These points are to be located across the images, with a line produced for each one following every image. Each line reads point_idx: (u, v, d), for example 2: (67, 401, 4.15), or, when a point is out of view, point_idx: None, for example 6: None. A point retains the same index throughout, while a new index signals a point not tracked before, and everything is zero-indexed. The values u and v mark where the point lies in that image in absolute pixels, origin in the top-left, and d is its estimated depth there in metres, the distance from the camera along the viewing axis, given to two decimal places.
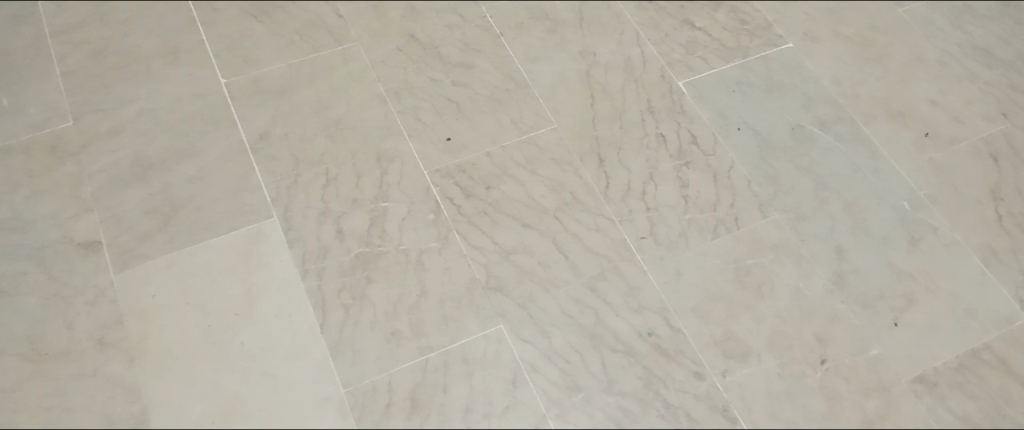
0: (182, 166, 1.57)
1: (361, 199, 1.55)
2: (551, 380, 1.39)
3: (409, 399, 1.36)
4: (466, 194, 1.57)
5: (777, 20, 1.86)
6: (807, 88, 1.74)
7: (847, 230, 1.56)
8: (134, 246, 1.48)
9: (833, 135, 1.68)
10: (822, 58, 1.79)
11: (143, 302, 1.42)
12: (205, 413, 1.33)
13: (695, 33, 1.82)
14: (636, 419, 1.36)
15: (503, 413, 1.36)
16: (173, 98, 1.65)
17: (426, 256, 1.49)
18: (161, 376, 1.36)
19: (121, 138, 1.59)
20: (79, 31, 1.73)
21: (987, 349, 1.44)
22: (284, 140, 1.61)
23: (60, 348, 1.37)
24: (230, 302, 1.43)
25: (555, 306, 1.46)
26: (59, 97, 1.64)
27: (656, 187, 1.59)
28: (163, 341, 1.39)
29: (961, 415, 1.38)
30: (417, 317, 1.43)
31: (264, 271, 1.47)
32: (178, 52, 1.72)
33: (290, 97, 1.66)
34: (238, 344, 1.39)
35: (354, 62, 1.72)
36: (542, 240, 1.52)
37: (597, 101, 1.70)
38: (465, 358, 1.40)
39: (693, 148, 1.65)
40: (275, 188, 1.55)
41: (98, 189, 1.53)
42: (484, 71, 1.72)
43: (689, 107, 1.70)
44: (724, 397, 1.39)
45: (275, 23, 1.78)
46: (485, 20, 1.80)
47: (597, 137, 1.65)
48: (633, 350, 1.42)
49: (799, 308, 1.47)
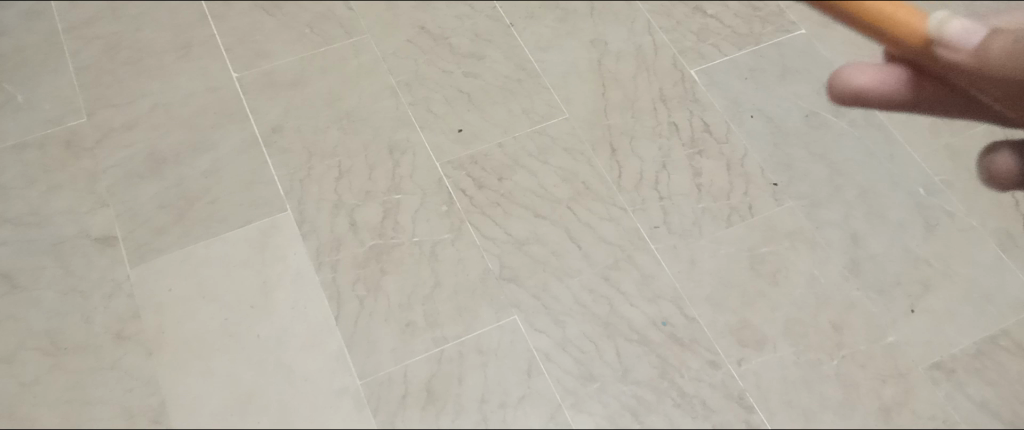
0: (197, 160, 1.58)
1: (374, 190, 1.55)
2: (565, 370, 1.39)
3: (425, 390, 1.36)
4: (479, 185, 1.56)
5: (790, 6, 1.84)
6: (821, 74, 1.73)
7: (863, 217, 1.55)
8: (150, 241, 1.49)
9: (847, 121, 1.66)
10: (836, 44, 1.78)
11: (160, 296, 1.44)
12: (221, 404, 1.35)
13: (707, 20, 1.81)
14: (651, 407, 1.36)
15: (518, 403, 1.36)
16: (186, 93, 1.66)
17: (440, 248, 1.49)
18: (178, 368, 1.37)
19: (136, 133, 1.60)
20: (92, 27, 1.73)
21: (1004, 335, 1.43)
22: (296, 133, 1.61)
23: (77, 342, 1.39)
24: (246, 295, 1.44)
25: (568, 295, 1.46)
26: (73, 93, 1.64)
27: (669, 176, 1.59)
28: (180, 333, 1.40)
29: (979, 401, 1.37)
30: (432, 307, 1.44)
31: (279, 263, 1.48)
32: (190, 46, 1.73)
33: (302, 90, 1.67)
34: (255, 336, 1.41)
35: (365, 54, 1.72)
36: (555, 230, 1.52)
37: (609, 90, 1.69)
38: (480, 348, 1.40)
39: (707, 136, 1.64)
40: (289, 181, 1.56)
41: (114, 185, 1.54)
42: (495, 61, 1.72)
43: (702, 95, 1.69)
44: (739, 385, 1.38)
45: (285, 16, 1.78)
46: (496, 10, 1.79)
47: (609, 126, 1.64)
48: (647, 340, 1.42)
49: (815, 296, 1.46)
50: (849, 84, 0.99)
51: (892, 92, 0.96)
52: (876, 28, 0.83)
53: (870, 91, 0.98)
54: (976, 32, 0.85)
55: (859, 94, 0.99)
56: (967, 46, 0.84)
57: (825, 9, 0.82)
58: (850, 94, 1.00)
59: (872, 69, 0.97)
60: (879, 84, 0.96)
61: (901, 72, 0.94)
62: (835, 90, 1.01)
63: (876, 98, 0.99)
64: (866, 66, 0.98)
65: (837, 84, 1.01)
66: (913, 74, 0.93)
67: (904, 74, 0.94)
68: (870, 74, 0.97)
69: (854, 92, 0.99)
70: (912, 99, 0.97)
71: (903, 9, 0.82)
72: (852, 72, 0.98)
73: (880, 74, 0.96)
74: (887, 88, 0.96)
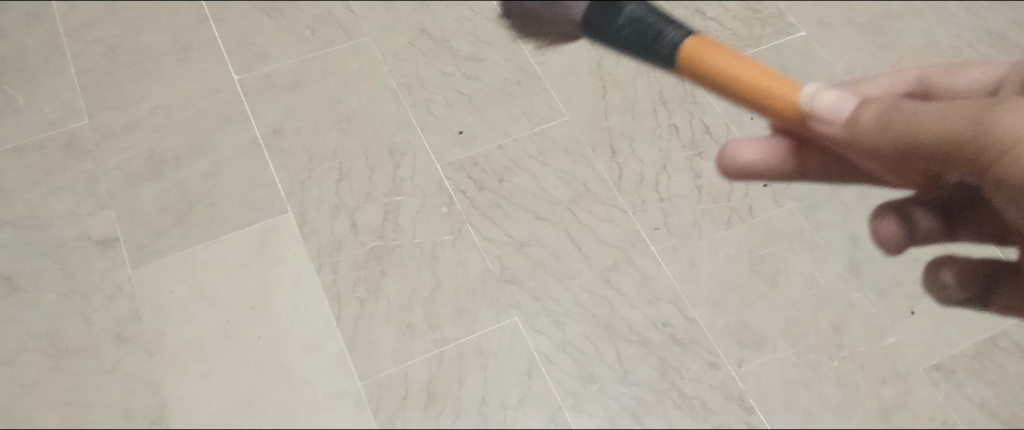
0: (197, 162, 1.58)
1: (374, 192, 1.55)
2: (565, 371, 1.39)
3: (425, 391, 1.37)
4: (479, 186, 1.57)
5: (789, 9, 1.84)
6: (820, 76, 1.73)
7: (861, 219, 1.56)
8: (150, 243, 1.49)
9: None
10: (834, 46, 1.78)
11: (161, 297, 1.44)
12: (221, 407, 1.35)
13: (706, 23, 1.81)
14: (651, 408, 1.37)
15: (518, 405, 1.37)
16: (186, 95, 1.66)
17: (440, 249, 1.49)
18: (178, 371, 1.37)
19: (136, 135, 1.60)
20: (92, 30, 1.74)
21: (1004, 336, 1.43)
22: (296, 136, 1.61)
23: (77, 344, 1.39)
24: (246, 297, 1.45)
25: (568, 296, 1.46)
26: (72, 95, 1.64)
27: (669, 178, 1.59)
28: (180, 335, 1.40)
29: (977, 402, 1.38)
30: (432, 309, 1.43)
31: (279, 265, 1.48)
32: (190, 49, 1.73)
33: (302, 92, 1.67)
34: (255, 338, 1.41)
35: (365, 56, 1.73)
36: (554, 231, 1.52)
37: (608, 91, 1.69)
38: (480, 349, 1.41)
39: (706, 138, 1.65)
40: (289, 183, 1.56)
41: (114, 187, 1.54)
42: (495, 63, 1.72)
43: (701, 97, 1.70)
44: (739, 386, 1.39)
45: (285, 18, 1.78)
46: (495, 12, 1.79)
47: (609, 128, 1.65)
48: (647, 341, 1.42)
49: (814, 297, 1.47)
50: (735, 161, 1.12)
51: (781, 164, 1.09)
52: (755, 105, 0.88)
53: (756, 166, 1.11)
54: (847, 103, 0.86)
55: (746, 169, 1.12)
56: (839, 118, 0.85)
57: (716, 92, 0.92)
58: (735, 168, 1.13)
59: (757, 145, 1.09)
60: (762, 158, 1.09)
61: (780, 147, 1.07)
62: (726, 165, 1.14)
63: (762, 172, 1.12)
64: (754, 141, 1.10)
65: (728, 161, 1.13)
66: (789, 147, 1.06)
67: (782, 149, 1.07)
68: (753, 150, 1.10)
69: (741, 167, 1.13)
70: (800, 171, 1.09)
71: (781, 84, 0.86)
72: (739, 149, 1.11)
73: (759, 149, 1.09)
74: (770, 160, 1.08)
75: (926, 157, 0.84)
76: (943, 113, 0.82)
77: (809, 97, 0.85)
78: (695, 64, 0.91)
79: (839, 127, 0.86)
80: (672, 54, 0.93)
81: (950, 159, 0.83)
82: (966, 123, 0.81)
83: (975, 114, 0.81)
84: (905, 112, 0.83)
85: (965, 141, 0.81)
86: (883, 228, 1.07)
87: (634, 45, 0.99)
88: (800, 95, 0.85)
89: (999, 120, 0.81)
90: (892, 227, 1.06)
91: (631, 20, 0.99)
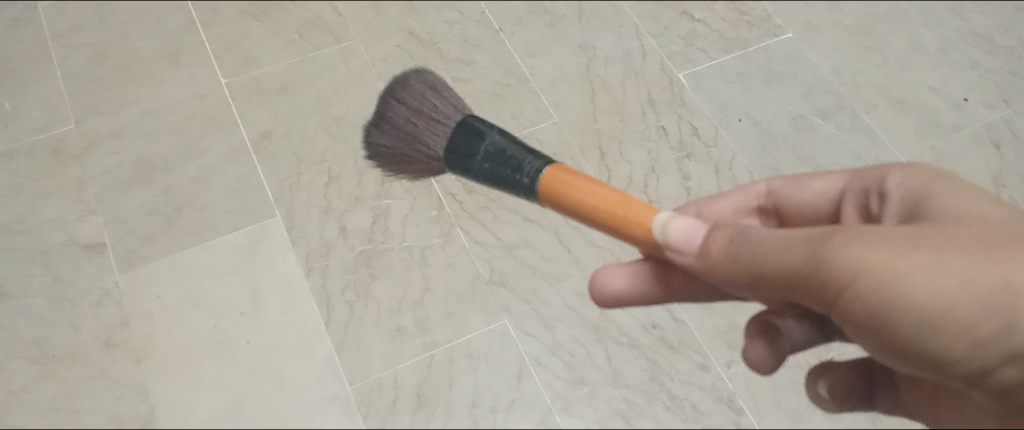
0: (184, 167, 1.57)
1: (363, 196, 1.55)
2: (556, 374, 1.39)
3: (414, 395, 1.37)
4: (468, 190, 1.55)
5: (777, 11, 1.85)
6: (807, 78, 1.74)
7: None
8: (138, 248, 1.48)
9: (835, 125, 1.68)
10: (821, 48, 1.79)
11: (149, 303, 1.43)
12: (210, 413, 1.35)
13: (695, 25, 1.82)
14: (641, 410, 1.37)
15: (508, 408, 1.37)
16: (174, 99, 1.65)
17: (429, 253, 1.49)
18: (167, 377, 1.38)
19: (123, 140, 1.59)
20: (78, 34, 1.73)
21: None
22: (285, 139, 1.61)
23: (65, 351, 1.37)
24: (235, 302, 1.44)
25: (559, 300, 1.46)
26: (60, 99, 1.63)
27: (658, 180, 1.60)
28: (169, 340, 1.40)
29: None
30: (422, 313, 1.43)
31: (268, 269, 1.48)
32: (178, 53, 1.72)
33: (291, 96, 1.66)
34: (244, 343, 1.41)
35: (353, 60, 1.72)
36: (544, 233, 1.52)
37: (597, 94, 1.69)
38: (470, 353, 1.41)
39: (695, 140, 1.65)
40: (279, 187, 1.56)
41: (101, 192, 1.52)
42: (485, 66, 1.72)
43: (689, 100, 1.71)
44: (728, 387, 1.40)
45: (273, 23, 1.77)
46: (484, 16, 1.80)
47: (598, 130, 1.65)
48: (637, 343, 1.43)
49: None
50: (608, 291, 0.86)
51: (649, 294, 0.84)
52: (620, 235, 0.72)
53: (630, 296, 0.85)
54: (704, 229, 0.69)
55: (621, 300, 0.86)
56: (692, 247, 0.68)
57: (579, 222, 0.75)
58: (612, 300, 0.87)
59: (622, 271, 0.85)
60: (634, 287, 0.84)
61: (645, 271, 0.83)
62: (600, 299, 0.89)
63: (638, 301, 0.86)
64: (619, 268, 0.85)
65: (600, 293, 0.88)
66: (656, 271, 0.82)
67: (647, 271, 0.82)
68: (622, 278, 0.85)
69: (615, 301, 0.87)
70: (673, 297, 0.84)
71: (635, 208, 0.70)
72: (606, 276, 0.86)
73: (629, 275, 0.84)
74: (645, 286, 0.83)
75: (777, 291, 0.64)
76: (790, 239, 0.63)
77: (661, 225, 0.69)
78: (553, 195, 0.74)
79: (692, 257, 0.68)
80: (533, 183, 0.76)
81: (815, 296, 0.62)
82: (815, 252, 0.60)
83: (822, 236, 0.61)
84: (752, 239, 0.65)
85: (805, 274, 0.61)
86: (753, 352, 0.83)
87: (497, 183, 0.80)
88: (652, 223, 0.70)
89: (844, 250, 0.60)
90: (760, 351, 0.82)
91: (489, 153, 0.81)
